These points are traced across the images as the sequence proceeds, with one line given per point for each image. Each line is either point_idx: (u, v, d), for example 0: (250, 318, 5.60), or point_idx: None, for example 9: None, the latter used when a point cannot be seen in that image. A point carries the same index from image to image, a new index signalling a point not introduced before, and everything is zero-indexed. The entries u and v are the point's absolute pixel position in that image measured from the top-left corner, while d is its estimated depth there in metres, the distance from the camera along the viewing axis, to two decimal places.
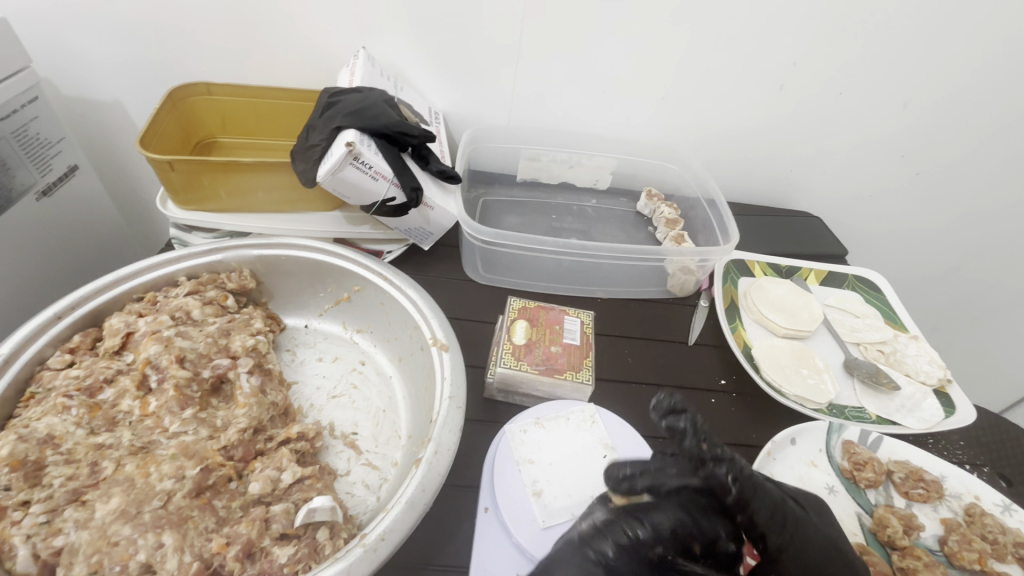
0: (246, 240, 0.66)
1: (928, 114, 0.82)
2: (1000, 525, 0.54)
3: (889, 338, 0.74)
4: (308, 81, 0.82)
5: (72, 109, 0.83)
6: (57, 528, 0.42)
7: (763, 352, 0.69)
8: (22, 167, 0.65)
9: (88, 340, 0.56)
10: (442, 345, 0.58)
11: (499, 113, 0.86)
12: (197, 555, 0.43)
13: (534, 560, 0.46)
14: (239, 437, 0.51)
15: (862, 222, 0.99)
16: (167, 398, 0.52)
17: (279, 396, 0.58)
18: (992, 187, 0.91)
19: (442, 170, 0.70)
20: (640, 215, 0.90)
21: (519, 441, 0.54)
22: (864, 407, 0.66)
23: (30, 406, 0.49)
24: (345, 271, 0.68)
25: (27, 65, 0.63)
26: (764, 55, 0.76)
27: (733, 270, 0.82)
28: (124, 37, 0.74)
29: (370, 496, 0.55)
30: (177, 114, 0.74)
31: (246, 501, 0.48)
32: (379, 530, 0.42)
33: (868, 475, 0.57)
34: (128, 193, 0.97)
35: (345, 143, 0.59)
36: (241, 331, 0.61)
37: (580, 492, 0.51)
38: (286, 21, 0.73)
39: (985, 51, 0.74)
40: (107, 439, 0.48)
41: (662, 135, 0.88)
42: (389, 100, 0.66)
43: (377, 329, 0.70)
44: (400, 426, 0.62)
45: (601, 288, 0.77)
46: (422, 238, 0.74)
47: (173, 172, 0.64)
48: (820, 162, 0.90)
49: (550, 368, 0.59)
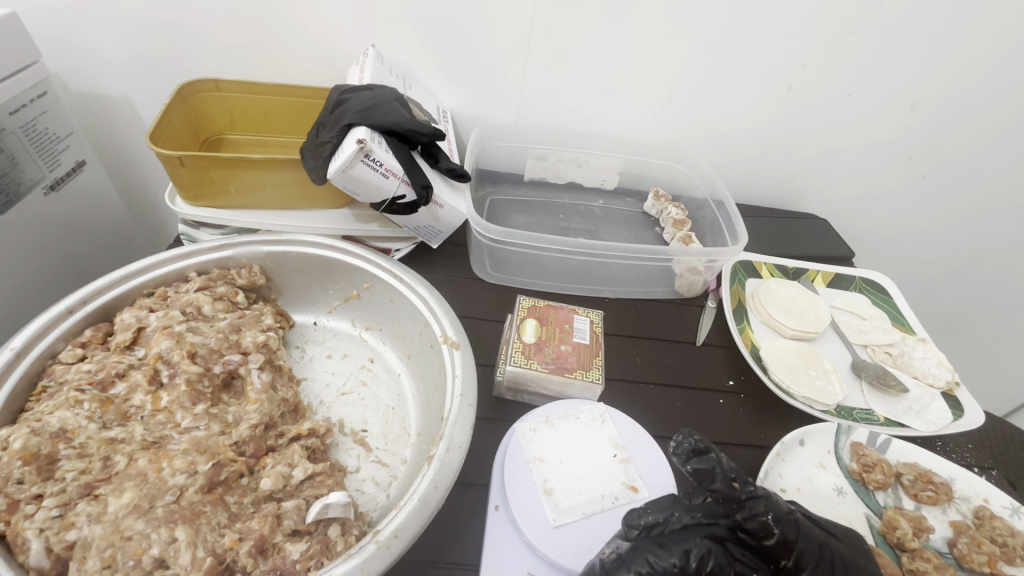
0: (255, 236, 0.65)
1: (935, 117, 0.82)
2: (1009, 528, 0.54)
3: (897, 340, 0.74)
4: (317, 79, 0.82)
5: (79, 103, 0.83)
6: (70, 522, 0.42)
7: (771, 353, 0.69)
8: (30, 161, 0.65)
9: (100, 334, 0.56)
10: (453, 343, 0.58)
11: (507, 112, 0.85)
12: (210, 550, 0.43)
13: (547, 559, 0.46)
14: (250, 433, 0.51)
15: (869, 223, 0.99)
16: (178, 393, 0.52)
17: (290, 392, 0.58)
18: (999, 188, 0.91)
19: (452, 168, 0.70)
20: (647, 215, 0.90)
21: (529, 440, 0.54)
22: (872, 409, 0.66)
23: (42, 400, 0.49)
24: (354, 269, 0.68)
25: (38, 59, 0.63)
26: (774, 58, 0.76)
27: (741, 271, 0.82)
28: (131, 32, 0.74)
29: (380, 493, 0.55)
30: (186, 110, 0.74)
31: (258, 497, 0.48)
32: (392, 527, 0.42)
33: (877, 477, 0.57)
34: (135, 187, 0.96)
35: (356, 139, 0.59)
36: (252, 327, 0.60)
37: (590, 491, 0.51)
38: (293, 16, 0.73)
39: (992, 54, 0.74)
40: (119, 434, 0.48)
41: (670, 135, 0.88)
42: (399, 97, 0.66)
43: (386, 326, 0.70)
44: (410, 424, 0.62)
45: (609, 287, 0.77)
46: (430, 236, 0.74)
47: (182, 169, 0.64)
48: (828, 163, 0.90)
49: (559, 366, 0.59)
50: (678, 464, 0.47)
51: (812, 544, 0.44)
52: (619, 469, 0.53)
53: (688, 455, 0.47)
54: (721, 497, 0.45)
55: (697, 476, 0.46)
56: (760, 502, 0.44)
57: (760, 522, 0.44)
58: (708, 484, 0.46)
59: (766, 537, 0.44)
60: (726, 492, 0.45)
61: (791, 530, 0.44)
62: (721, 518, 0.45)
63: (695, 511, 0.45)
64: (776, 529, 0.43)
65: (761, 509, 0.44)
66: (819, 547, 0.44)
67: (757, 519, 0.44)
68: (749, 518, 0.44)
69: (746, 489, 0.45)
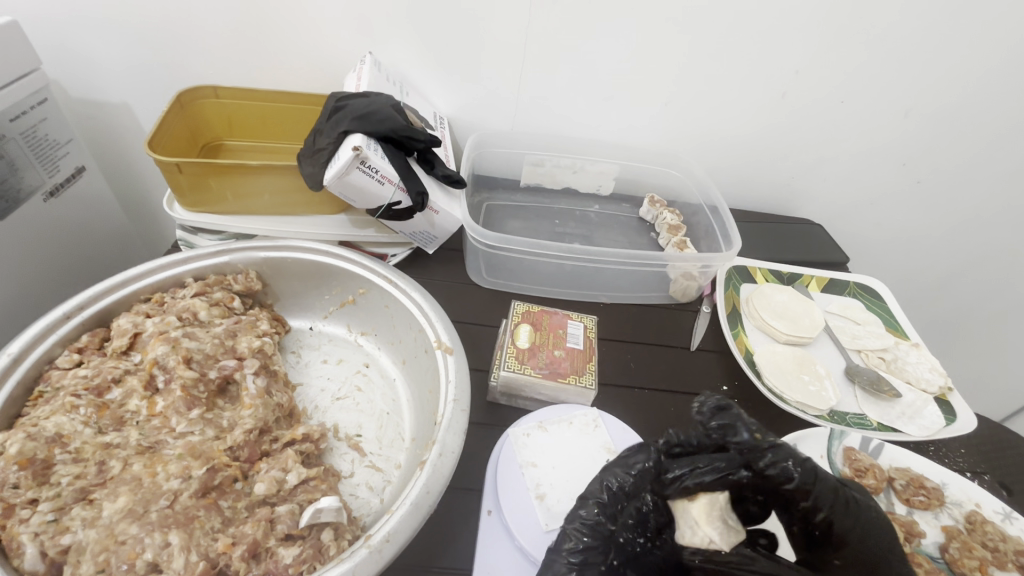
0: (252, 242, 0.66)
1: (928, 123, 0.83)
2: (1000, 533, 0.54)
3: (890, 345, 0.74)
4: (315, 86, 0.83)
5: (79, 109, 0.84)
6: (65, 527, 0.42)
7: (765, 358, 0.69)
8: (30, 167, 0.66)
9: (97, 339, 0.56)
10: (447, 348, 0.59)
11: (503, 118, 0.86)
12: (203, 554, 0.43)
13: (538, 563, 0.47)
14: (245, 437, 0.52)
15: (864, 229, 1.00)
16: (173, 399, 0.52)
17: (285, 397, 0.58)
18: (993, 194, 0.91)
19: (448, 174, 0.70)
20: (643, 220, 0.91)
21: (522, 445, 0.54)
22: (865, 414, 0.66)
23: (38, 405, 0.50)
24: (350, 275, 0.68)
25: (38, 66, 0.63)
26: (767, 66, 0.77)
27: (736, 276, 0.82)
28: (132, 39, 0.75)
29: (374, 498, 0.56)
30: (185, 116, 0.75)
31: (252, 502, 0.49)
32: (384, 531, 0.43)
33: (869, 482, 0.58)
34: (134, 192, 0.97)
35: (352, 147, 0.60)
36: (247, 332, 0.61)
37: (582, 495, 0.51)
38: (292, 23, 0.74)
39: (985, 62, 0.75)
40: (114, 439, 0.49)
41: (665, 142, 0.88)
42: (395, 104, 0.67)
43: (382, 331, 0.70)
44: (404, 429, 0.62)
45: (604, 292, 0.77)
46: (426, 242, 0.75)
47: (180, 175, 0.65)
48: (822, 169, 0.90)
49: (553, 371, 0.60)
50: (703, 420, 0.48)
51: (830, 490, 0.45)
52: None
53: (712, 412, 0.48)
54: (744, 448, 0.46)
55: (720, 431, 0.47)
56: (781, 451, 0.46)
57: (779, 469, 0.45)
58: (731, 437, 0.47)
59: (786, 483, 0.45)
60: (750, 444, 0.46)
61: (809, 477, 0.45)
62: (743, 468, 0.45)
63: (716, 459, 0.45)
64: (796, 474, 0.45)
65: (781, 457, 0.45)
66: (838, 493, 0.46)
67: (777, 466, 0.45)
68: (770, 466, 0.45)
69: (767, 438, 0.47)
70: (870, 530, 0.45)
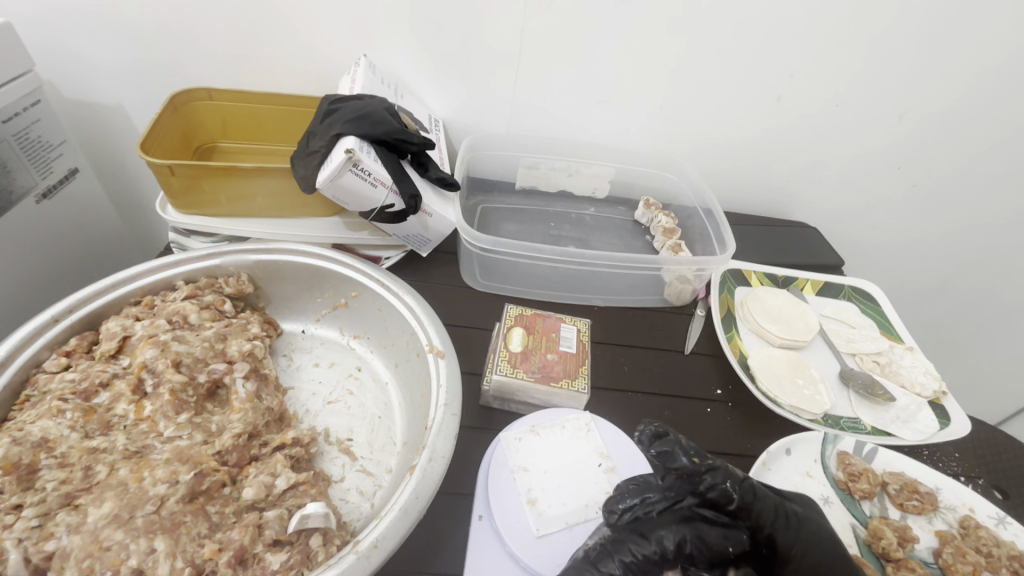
0: (244, 245, 0.66)
1: (923, 127, 0.83)
2: (994, 538, 0.54)
3: (885, 348, 0.74)
4: (310, 88, 0.82)
5: (73, 111, 0.84)
6: (49, 532, 0.42)
7: (759, 362, 0.69)
8: (22, 169, 0.66)
9: (85, 343, 0.56)
10: (439, 352, 0.58)
11: (499, 121, 0.86)
12: (189, 560, 0.43)
13: (529, 569, 0.46)
14: (234, 442, 0.51)
15: (859, 232, 1.00)
16: (162, 403, 0.52)
17: (275, 401, 0.58)
18: (988, 198, 0.92)
19: (442, 177, 0.70)
20: (638, 223, 0.91)
21: (515, 449, 0.54)
22: (860, 418, 0.66)
23: (25, 409, 0.49)
24: (342, 278, 0.68)
25: (30, 67, 0.63)
26: (762, 69, 0.77)
27: (731, 279, 0.82)
28: (126, 41, 0.75)
29: (364, 502, 0.55)
30: (179, 118, 0.75)
31: (240, 507, 0.48)
32: (372, 537, 0.42)
33: (863, 486, 0.57)
34: (128, 193, 0.97)
35: (344, 149, 0.59)
36: (238, 336, 0.61)
37: (574, 500, 0.51)
38: (287, 26, 0.74)
39: (979, 66, 0.75)
40: (101, 443, 0.48)
41: (661, 145, 0.88)
42: (389, 107, 0.66)
43: (374, 334, 0.70)
44: (396, 433, 0.62)
45: (598, 296, 0.77)
46: (420, 244, 0.75)
47: (173, 177, 0.64)
48: (817, 173, 0.90)
49: (546, 375, 0.59)
50: (644, 449, 0.49)
51: (770, 507, 0.48)
52: (603, 479, 0.53)
53: (650, 440, 0.50)
54: (683, 475, 0.48)
55: (660, 459, 0.48)
56: (718, 473, 0.48)
57: (719, 490, 0.47)
58: (670, 464, 0.48)
59: (728, 503, 0.47)
60: (688, 469, 0.47)
61: (747, 495, 0.48)
62: (689, 494, 0.48)
63: (664, 489, 0.48)
64: (735, 495, 0.47)
65: (719, 478, 0.47)
66: (776, 508, 0.48)
67: (717, 487, 0.47)
68: (710, 488, 0.47)
69: (705, 461, 0.48)
70: (812, 540, 0.46)
